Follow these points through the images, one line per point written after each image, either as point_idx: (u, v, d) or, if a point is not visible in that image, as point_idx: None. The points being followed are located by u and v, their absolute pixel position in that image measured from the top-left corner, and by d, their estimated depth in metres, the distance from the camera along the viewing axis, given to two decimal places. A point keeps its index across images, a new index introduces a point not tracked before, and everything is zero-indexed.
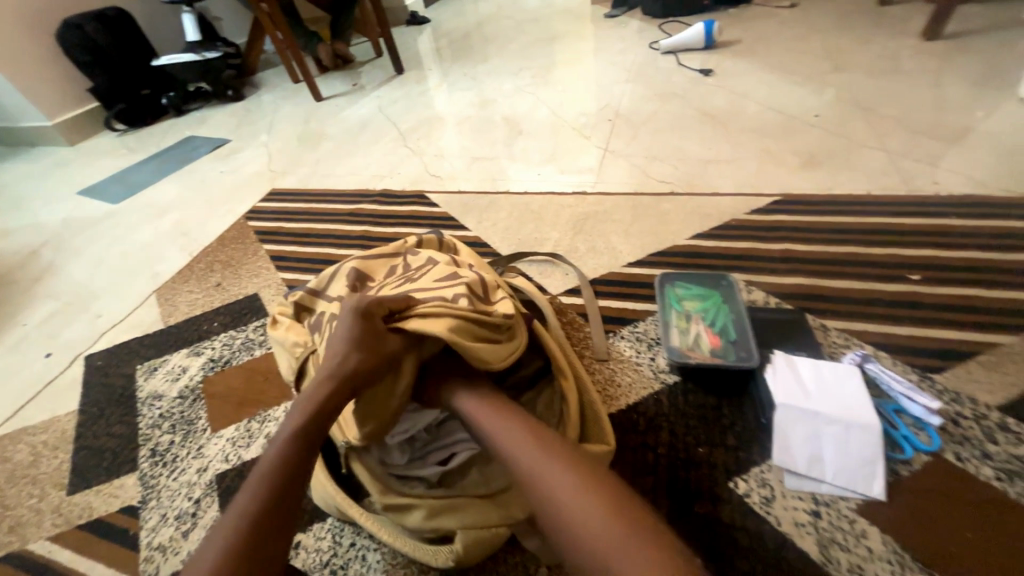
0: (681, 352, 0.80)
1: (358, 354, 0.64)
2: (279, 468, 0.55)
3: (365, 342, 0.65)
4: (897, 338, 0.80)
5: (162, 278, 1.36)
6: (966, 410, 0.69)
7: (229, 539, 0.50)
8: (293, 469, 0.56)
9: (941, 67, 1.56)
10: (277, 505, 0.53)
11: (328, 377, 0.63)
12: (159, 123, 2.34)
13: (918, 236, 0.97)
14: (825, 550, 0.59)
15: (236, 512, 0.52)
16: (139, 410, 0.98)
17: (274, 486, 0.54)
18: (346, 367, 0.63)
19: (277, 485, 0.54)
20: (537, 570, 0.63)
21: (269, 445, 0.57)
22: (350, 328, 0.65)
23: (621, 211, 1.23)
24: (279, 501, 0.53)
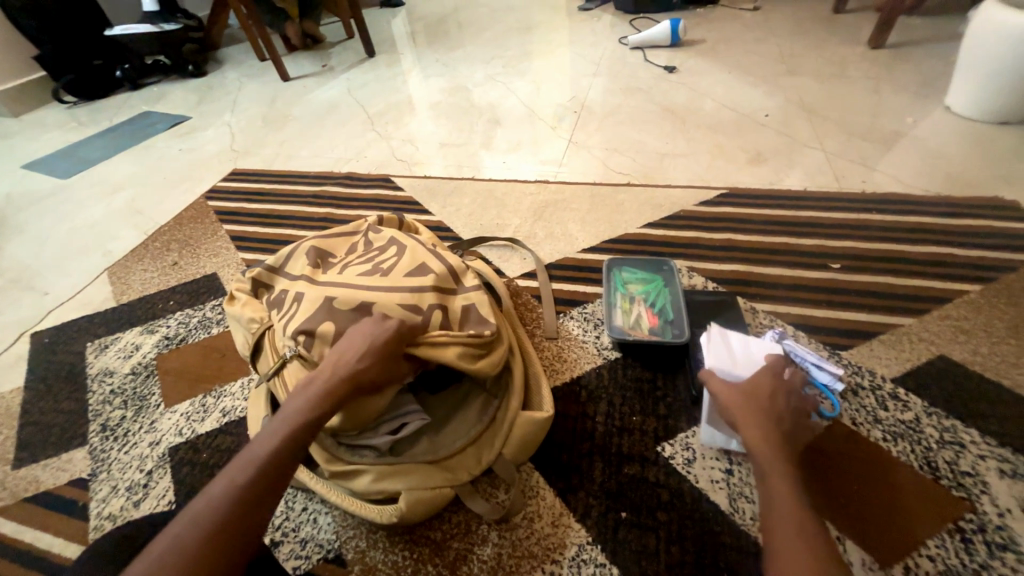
0: (624, 330, 0.85)
1: (368, 363, 0.63)
2: (265, 466, 0.52)
3: (382, 355, 0.64)
4: (815, 319, 0.89)
5: (115, 256, 1.33)
6: (865, 381, 0.78)
7: (193, 532, 0.45)
8: (278, 469, 0.53)
9: (881, 74, 1.68)
10: (254, 504, 0.49)
11: (336, 381, 0.61)
12: (113, 96, 2.24)
13: (844, 230, 1.06)
14: (733, 501, 0.67)
15: (211, 501, 0.48)
16: (89, 386, 0.97)
17: (257, 481, 0.51)
18: (355, 373, 0.62)
19: (258, 484, 0.50)
20: (479, 527, 0.68)
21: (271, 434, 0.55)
22: (372, 335, 0.65)
23: (580, 200, 1.28)
24: (256, 500, 0.50)
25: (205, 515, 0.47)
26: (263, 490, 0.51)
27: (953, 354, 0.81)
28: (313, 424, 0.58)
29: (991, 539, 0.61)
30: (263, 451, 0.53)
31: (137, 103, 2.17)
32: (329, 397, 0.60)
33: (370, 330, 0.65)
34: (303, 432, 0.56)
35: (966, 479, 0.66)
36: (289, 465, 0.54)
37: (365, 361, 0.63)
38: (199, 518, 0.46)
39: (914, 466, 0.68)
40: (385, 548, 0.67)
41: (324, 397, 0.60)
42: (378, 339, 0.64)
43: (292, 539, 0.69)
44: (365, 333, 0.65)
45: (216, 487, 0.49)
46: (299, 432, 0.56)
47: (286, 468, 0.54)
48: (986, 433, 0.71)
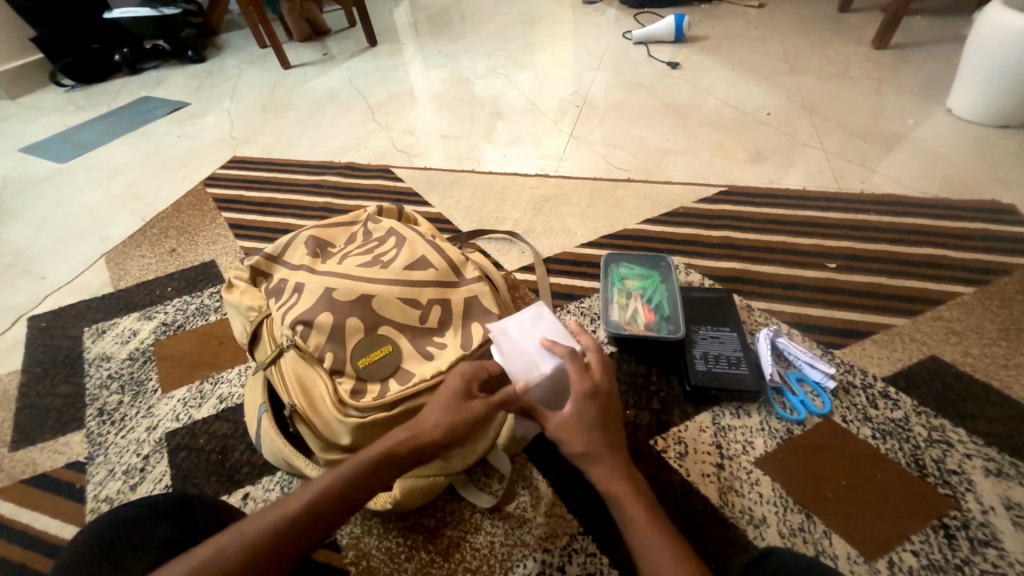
0: (620, 325, 0.85)
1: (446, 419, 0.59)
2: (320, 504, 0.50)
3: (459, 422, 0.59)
4: (810, 317, 0.90)
5: (113, 242, 1.33)
6: (856, 379, 0.79)
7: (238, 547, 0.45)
8: (325, 514, 0.49)
9: (884, 75, 1.68)
10: (290, 542, 0.47)
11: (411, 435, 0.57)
12: (112, 80, 2.23)
13: (842, 230, 1.07)
14: (723, 495, 0.68)
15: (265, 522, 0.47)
16: (86, 370, 0.97)
17: (299, 517, 0.48)
18: (427, 429, 0.58)
19: (309, 522, 0.48)
20: (472, 515, 0.69)
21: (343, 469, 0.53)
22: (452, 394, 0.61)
23: (580, 195, 1.28)
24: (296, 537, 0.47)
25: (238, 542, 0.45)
26: (306, 531, 0.48)
27: (944, 355, 0.81)
28: (375, 471, 0.54)
29: (974, 535, 0.62)
30: (320, 486, 0.51)
31: (135, 88, 2.15)
32: (400, 447, 0.56)
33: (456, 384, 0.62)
34: (362, 479, 0.53)
35: (952, 477, 0.68)
36: (342, 509, 0.51)
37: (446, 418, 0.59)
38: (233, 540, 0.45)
39: (900, 462, 0.69)
40: (379, 534, 0.68)
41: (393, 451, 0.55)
42: (454, 393, 0.61)
43: None
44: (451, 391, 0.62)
45: (267, 515, 0.47)
46: (355, 478, 0.53)
47: (336, 514, 0.50)
48: (973, 432, 0.72)
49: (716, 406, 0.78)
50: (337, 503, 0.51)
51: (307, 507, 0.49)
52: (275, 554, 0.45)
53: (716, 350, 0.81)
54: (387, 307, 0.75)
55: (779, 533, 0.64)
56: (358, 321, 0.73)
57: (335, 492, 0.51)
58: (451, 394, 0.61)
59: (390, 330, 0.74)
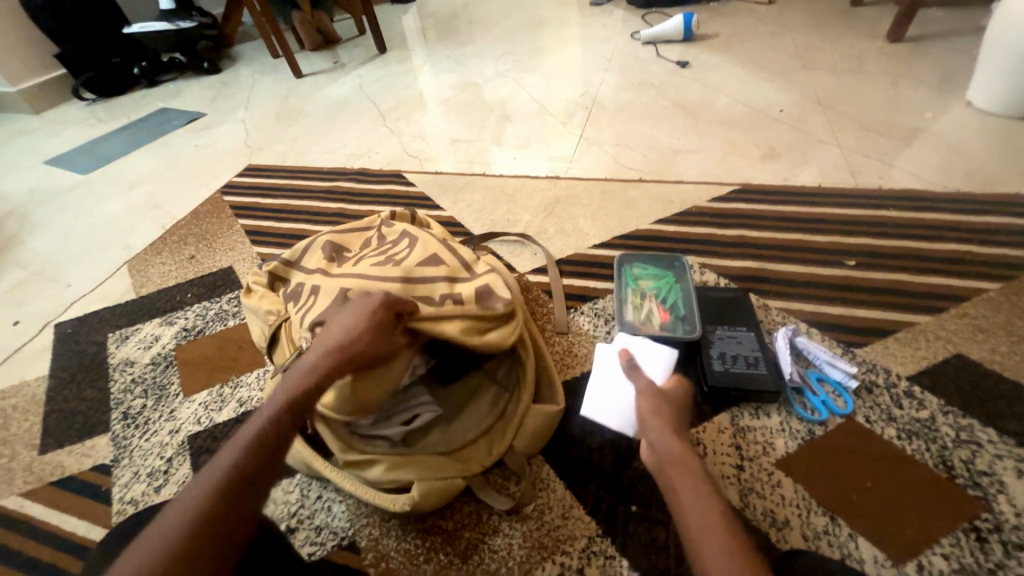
0: (635, 326, 0.85)
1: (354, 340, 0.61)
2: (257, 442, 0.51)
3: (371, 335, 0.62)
4: (828, 316, 0.88)
5: (134, 249, 1.36)
6: (879, 378, 0.77)
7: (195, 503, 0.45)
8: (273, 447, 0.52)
9: (900, 69, 1.65)
10: (249, 480, 0.48)
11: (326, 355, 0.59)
12: (131, 93, 2.29)
13: (860, 227, 1.05)
14: (744, 496, 0.67)
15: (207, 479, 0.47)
16: (110, 375, 1.00)
17: (250, 460, 0.50)
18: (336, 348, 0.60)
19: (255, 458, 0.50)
20: (491, 517, 0.69)
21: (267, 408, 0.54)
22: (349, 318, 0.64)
23: (591, 196, 1.28)
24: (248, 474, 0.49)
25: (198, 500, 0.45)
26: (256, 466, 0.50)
27: (970, 353, 0.79)
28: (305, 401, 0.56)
29: (1007, 539, 0.60)
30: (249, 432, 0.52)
31: (153, 100, 2.21)
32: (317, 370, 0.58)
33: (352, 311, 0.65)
34: (293, 409, 0.55)
35: (983, 478, 0.66)
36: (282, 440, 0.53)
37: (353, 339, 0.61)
38: (188, 503, 0.45)
39: (927, 463, 0.67)
40: (398, 536, 0.69)
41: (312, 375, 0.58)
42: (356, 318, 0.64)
43: (307, 526, 0.71)
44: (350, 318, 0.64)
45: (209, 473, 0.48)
46: (287, 410, 0.55)
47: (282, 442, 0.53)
48: (1002, 432, 0.70)
49: (734, 406, 0.77)
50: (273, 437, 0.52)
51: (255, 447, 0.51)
52: (234, 504, 0.46)
53: (734, 350, 0.80)
54: None
55: (803, 535, 0.63)
56: None
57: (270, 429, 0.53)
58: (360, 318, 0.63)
59: None
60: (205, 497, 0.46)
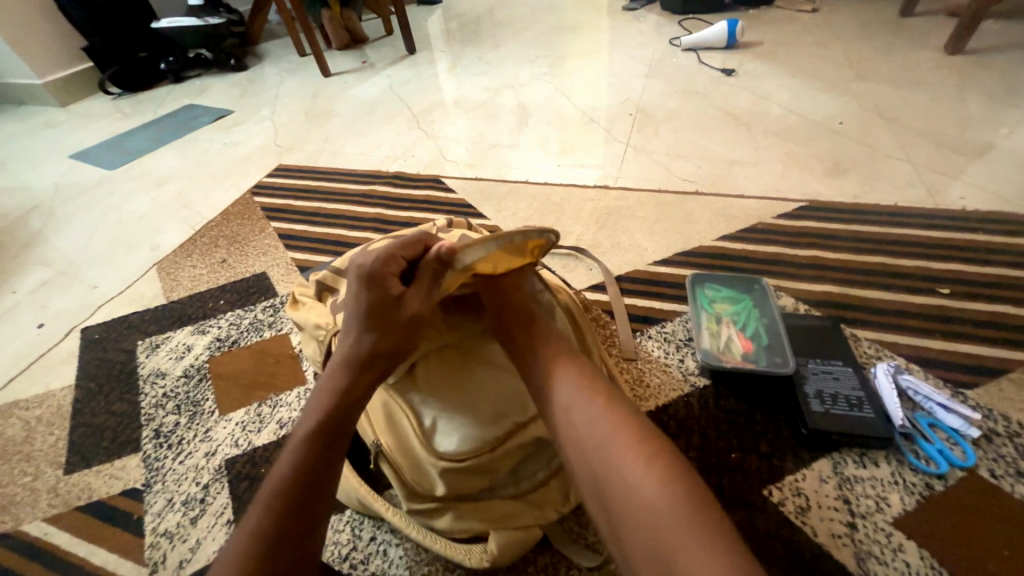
0: (715, 355, 0.78)
1: (377, 333, 0.60)
2: (299, 467, 0.51)
3: (386, 323, 0.61)
4: (928, 351, 0.80)
5: (163, 251, 1.30)
6: (999, 426, 0.69)
7: (248, 539, 0.46)
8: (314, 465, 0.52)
9: (962, 81, 1.57)
10: (297, 500, 0.49)
11: (342, 362, 0.60)
12: (157, 88, 2.26)
13: (947, 252, 0.96)
14: (861, 562, 0.59)
15: (258, 511, 0.48)
16: (140, 388, 0.94)
17: (297, 475, 0.51)
18: (361, 348, 0.60)
19: (299, 484, 0.50)
20: (569, 572, 0.61)
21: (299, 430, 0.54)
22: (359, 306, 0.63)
23: (645, 208, 1.21)
24: (292, 504, 0.49)
25: (254, 520, 0.47)
26: (299, 493, 0.50)
27: None
28: (338, 418, 0.56)
29: None
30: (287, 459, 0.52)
31: (180, 96, 2.17)
32: (343, 381, 0.58)
33: (366, 296, 0.63)
34: (327, 427, 0.55)
35: None
36: (321, 466, 0.52)
37: (375, 333, 0.60)
38: (243, 540, 0.46)
39: None
40: None
41: (338, 388, 0.58)
42: (371, 304, 0.62)
43: (361, 573, 0.64)
44: (371, 308, 0.62)
45: (257, 508, 0.48)
46: (323, 416, 0.55)
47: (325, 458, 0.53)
48: None
49: (836, 452, 0.68)
50: (311, 460, 0.52)
51: (295, 470, 0.51)
52: (285, 535, 0.47)
53: (832, 388, 0.72)
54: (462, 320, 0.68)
55: None
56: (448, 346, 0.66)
57: (307, 455, 0.52)
58: (369, 306, 0.62)
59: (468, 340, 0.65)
60: (261, 517, 0.48)
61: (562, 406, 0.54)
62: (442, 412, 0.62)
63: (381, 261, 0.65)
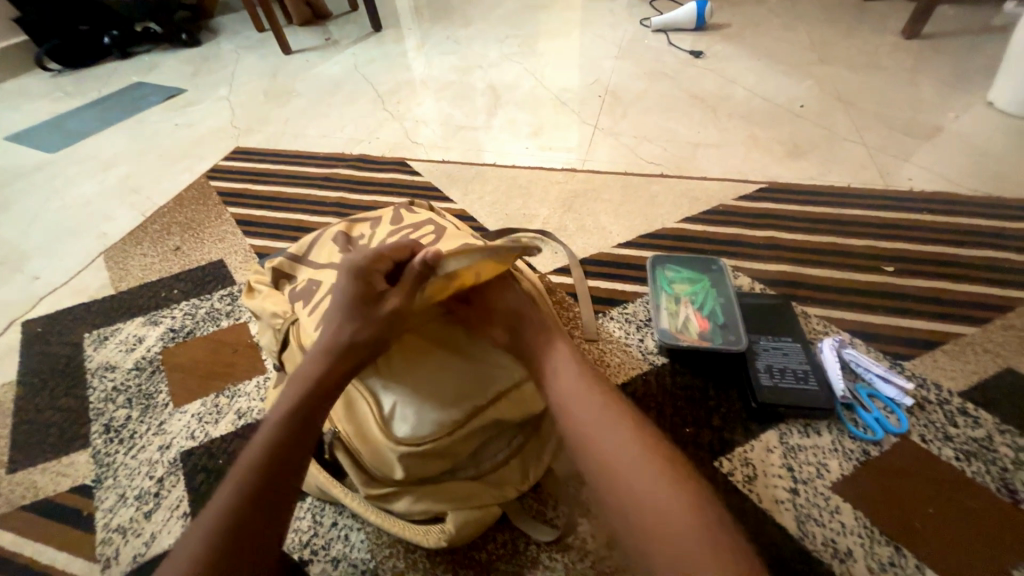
0: (672, 334, 0.80)
1: (356, 328, 0.59)
2: (264, 460, 0.50)
3: (366, 318, 0.59)
4: (871, 326, 0.84)
5: (111, 238, 1.24)
6: (932, 395, 0.73)
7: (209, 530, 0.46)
8: (283, 449, 0.51)
9: (917, 65, 1.62)
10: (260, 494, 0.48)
11: (320, 354, 0.58)
12: (101, 64, 2.11)
13: (894, 232, 1.01)
14: (801, 525, 0.62)
15: (221, 502, 0.48)
16: (88, 382, 0.90)
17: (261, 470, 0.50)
18: (339, 341, 0.59)
19: (262, 478, 0.49)
20: (528, 547, 0.63)
21: (269, 422, 0.53)
22: (346, 292, 0.61)
23: (611, 191, 1.21)
24: (256, 496, 0.48)
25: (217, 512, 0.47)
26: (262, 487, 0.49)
27: (1020, 367, 0.76)
28: (309, 411, 0.54)
29: None
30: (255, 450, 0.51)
31: (127, 73, 2.03)
32: (318, 373, 0.57)
33: (350, 289, 0.61)
34: (299, 416, 0.53)
35: None
36: (288, 460, 0.51)
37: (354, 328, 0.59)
38: (204, 530, 0.46)
39: (989, 488, 0.64)
40: (426, 569, 0.62)
41: (313, 379, 0.56)
42: (358, 293, 0.60)
43: (321, 558, 0.64)
44: (352, 303, 0.60)
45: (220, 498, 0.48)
46: (294, 408, 0.54)
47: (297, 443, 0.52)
48: None
49: (782, 423, 0.72)
50: (277, 453, 0.51)
51: (262, 461, 0.50)
52: (246, 528, 0.46)
53: (780, 363, 0.75)
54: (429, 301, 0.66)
55: (868, 568, 0.59)
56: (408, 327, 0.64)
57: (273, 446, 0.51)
58: (352, 300, 0.60)
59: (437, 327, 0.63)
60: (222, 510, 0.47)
61: (590, 422, 0.54)
62: (402, 398, 0.60)
63: (371, 257, 0.63)
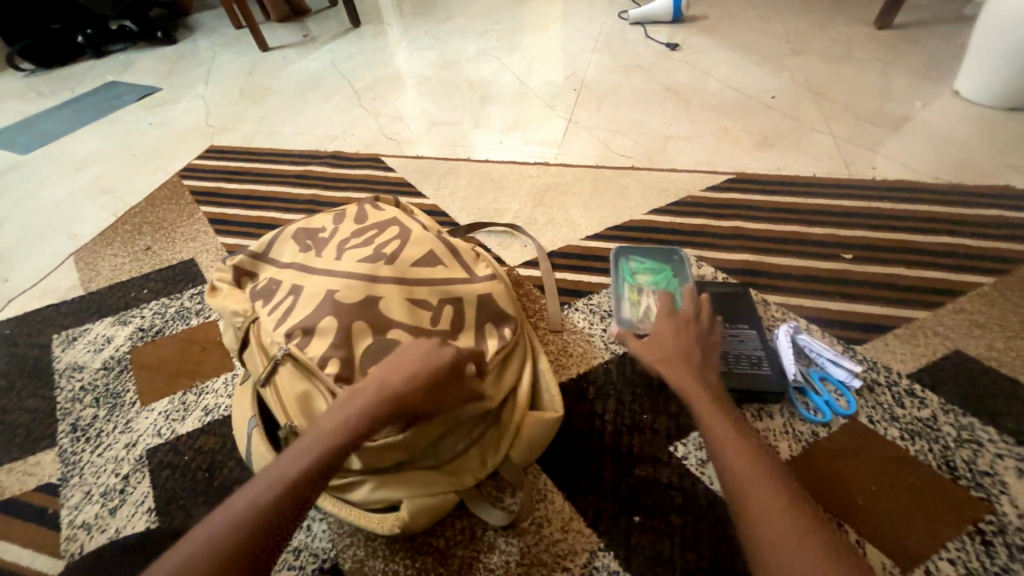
0: (632, 324, 0.82)
1: (416, 390, 0.55)
2: (277, 498, 0.47)
3: (429, 385, 0.56)
4: (828, 312, 0.86)
5: (82, 239, 1.23)
6: (881, 377, 0.76)
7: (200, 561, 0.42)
8: (301, 496, 0.48)
9: (888, 56, 1.64)
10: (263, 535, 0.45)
11: (372, 403, 0.54)
12: (75, 64, 2.08)
13: (855, 220, 1.03)
14: None
15: (220, 527, 0.44)
16: (56, 382, 0.90)
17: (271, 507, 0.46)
18: (396, 396, 0.55)
19: (269, 517, 0.46)
20: (485, 533, 0.64)
21: (298, 458, 0.49)
22: (427, 356, 0.57)
23: (582, 184, 1.22)
24: (259, 537, 0.45)
25: (215, 540, 0.43)
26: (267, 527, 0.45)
27: (968, 349, 0.78)
28: (337, 459, 0.51)
29: (1012, 541, 0.60)
30: (270, 479, 0.48)
31: (101, 72, 2.01)
32: (363, 425, 0.53)
33: (428, 353, 0.57)
34: (328, 464, 0.50)
35: (985, 479, 0.65)
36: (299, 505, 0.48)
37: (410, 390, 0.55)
38: (193, 557, 0.42)
39: (931, 464, 0.66)
40: (385, 557, 0.63)
41: (357, 427, 0.52)
42: (440, 367, 0.57)
43: (283, 548, 0.65)
44: (421, 362, 0.57)
45: (218, 524, 0.44)
46: (326, 454, 0.50)
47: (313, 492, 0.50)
48: (1003, 431, 0.69)
49: (736, 408, 0.74)
50: (291, 493, 0.47)
51: (277, 498, 0.47)
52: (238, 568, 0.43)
53: (736, 349, 0.77)
54: (392, 307, 0.67)
55: None
56: (364, 323, 0.65)
57: (292, 484, 0.48)
58: (424, 362, 0.57)
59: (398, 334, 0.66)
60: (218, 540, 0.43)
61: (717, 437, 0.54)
62: None
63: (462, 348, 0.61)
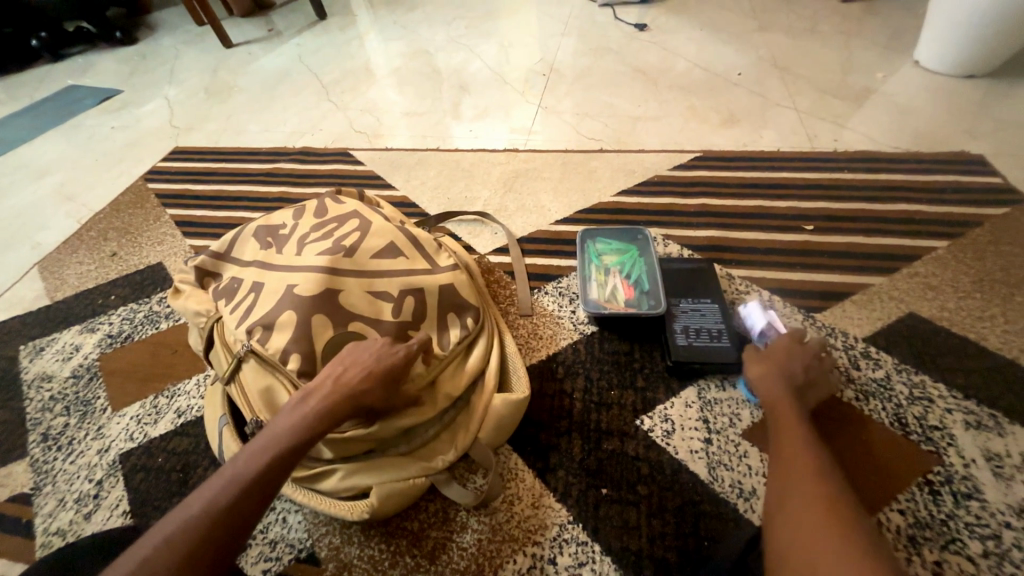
0: (599, 303, 0.83)
1: (374, 385, 0.58)
2: (240, 492, 0.47)
3: (387, 377, 0.59)
4: (790, 283, 0.88)
5: (45, 248, 1.21)
6: (838, 342, 0.78)
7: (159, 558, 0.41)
8: (258, 495, 0.48)
9: (852, 29, 1.65)
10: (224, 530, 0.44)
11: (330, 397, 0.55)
12: (31, 68, 2.02)
13: (816, 192, 1.05)
14: (712, 470, 0.67)
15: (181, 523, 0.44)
16: (25, 394, 0.89)
17: (235, 502, 0.46)
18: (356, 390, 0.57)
19: (231, 512, 0.45)
20: (457, 514, 0.66)
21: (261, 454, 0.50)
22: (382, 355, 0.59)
23: (551, 169, 1.22)
24: (221, 532, 0.44)
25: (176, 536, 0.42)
26: (230, 521, 0.45)
27: (922, 311, 0.81)
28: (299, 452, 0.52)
29: (957, 489, 0.63)
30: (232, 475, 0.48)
31: (59, 77, 1.95)
32: (324, 420, 0.54)
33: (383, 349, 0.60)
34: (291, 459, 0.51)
35: (934, 433, 0.68)
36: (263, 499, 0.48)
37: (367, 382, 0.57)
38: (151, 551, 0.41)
39: (884, 422, 0.69)
40: (360, 542, 0.65)
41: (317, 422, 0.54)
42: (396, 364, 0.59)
43: (260, 541, 0.66)
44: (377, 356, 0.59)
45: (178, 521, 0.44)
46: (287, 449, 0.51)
47: (272, 491, 0.49)
48: (952, 386, 0.72)
49: (700, 379, 0.76)
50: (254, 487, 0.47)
51: (240, 492, 0.47)
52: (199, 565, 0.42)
53: (697, 323, 0.79)
54: (354, 300, 0.68)
55: None
56: (325, 317, 0.65)
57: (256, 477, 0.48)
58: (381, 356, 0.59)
59: (360, 326, 0.67)
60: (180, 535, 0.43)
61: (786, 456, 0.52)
62: None
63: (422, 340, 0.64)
